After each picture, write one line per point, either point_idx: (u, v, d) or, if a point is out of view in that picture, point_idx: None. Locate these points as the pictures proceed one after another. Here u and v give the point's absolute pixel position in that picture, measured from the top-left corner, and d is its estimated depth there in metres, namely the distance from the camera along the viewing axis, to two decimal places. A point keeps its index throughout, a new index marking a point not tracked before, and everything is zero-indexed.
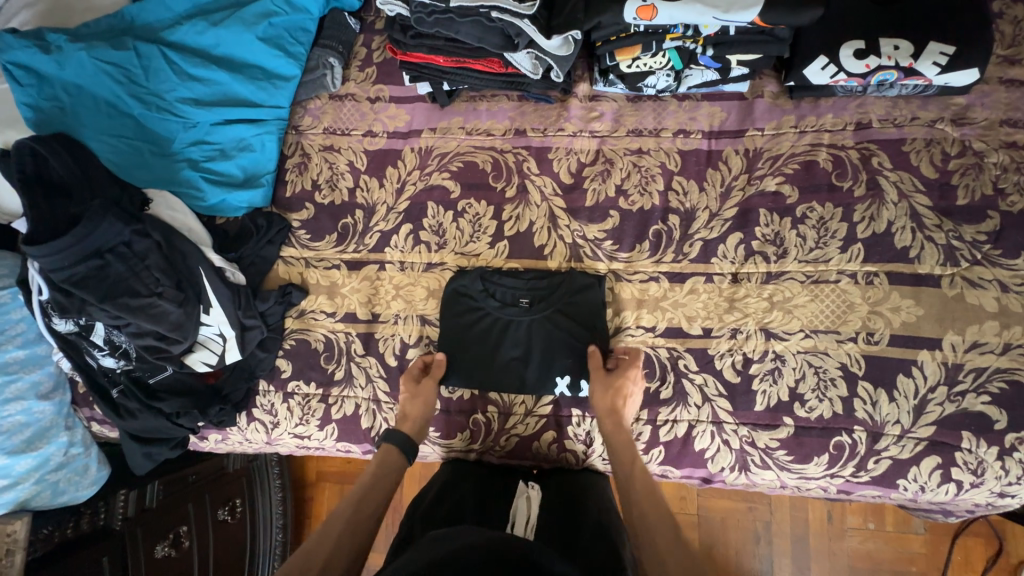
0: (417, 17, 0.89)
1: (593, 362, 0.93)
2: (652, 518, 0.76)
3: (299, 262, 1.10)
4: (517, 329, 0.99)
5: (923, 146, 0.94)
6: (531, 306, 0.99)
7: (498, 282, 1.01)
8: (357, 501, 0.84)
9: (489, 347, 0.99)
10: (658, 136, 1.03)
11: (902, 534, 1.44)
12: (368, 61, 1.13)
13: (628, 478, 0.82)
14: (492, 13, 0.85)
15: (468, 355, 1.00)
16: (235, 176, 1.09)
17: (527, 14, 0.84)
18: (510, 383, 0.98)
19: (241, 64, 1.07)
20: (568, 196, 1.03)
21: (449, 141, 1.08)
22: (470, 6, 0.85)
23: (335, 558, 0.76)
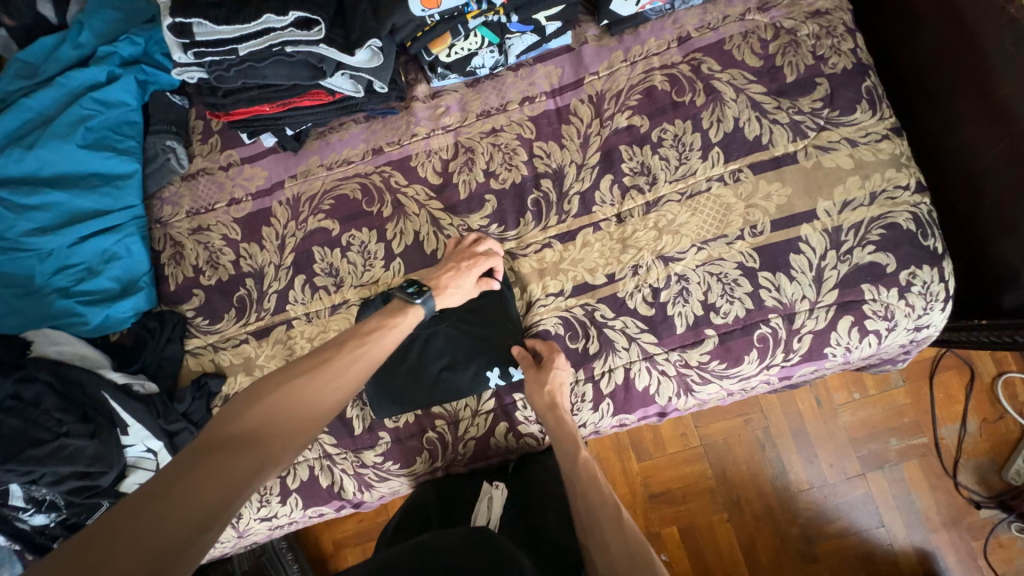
0: (218, 75, 0.87)
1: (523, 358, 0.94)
2: (596, 501, 0.80)
3: (207, 350, 1.06)
4: (435, 338, 0.99)
5: (741, 40, 0.98)
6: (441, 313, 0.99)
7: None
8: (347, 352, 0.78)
9: (414, 364, 0.98)
10: (506, 110, 1.04)
11: (884, 393, 1.50)
12: (207, 132, 1.10)
13: (571, 465, 0.86)
14: (286, 48, 0.83)
15: (396, 378, 0.98)
16: (111, 289, 1.05)
17: (319, 39, 0.82)
18: (447, 392, 0.97)
19: (74, 177, 1.02)
20: (442, 195, 1.03)
21: (313, 183, 1.07)
22: (262, 48, 0.83)
23: (318, 402, 0.72)
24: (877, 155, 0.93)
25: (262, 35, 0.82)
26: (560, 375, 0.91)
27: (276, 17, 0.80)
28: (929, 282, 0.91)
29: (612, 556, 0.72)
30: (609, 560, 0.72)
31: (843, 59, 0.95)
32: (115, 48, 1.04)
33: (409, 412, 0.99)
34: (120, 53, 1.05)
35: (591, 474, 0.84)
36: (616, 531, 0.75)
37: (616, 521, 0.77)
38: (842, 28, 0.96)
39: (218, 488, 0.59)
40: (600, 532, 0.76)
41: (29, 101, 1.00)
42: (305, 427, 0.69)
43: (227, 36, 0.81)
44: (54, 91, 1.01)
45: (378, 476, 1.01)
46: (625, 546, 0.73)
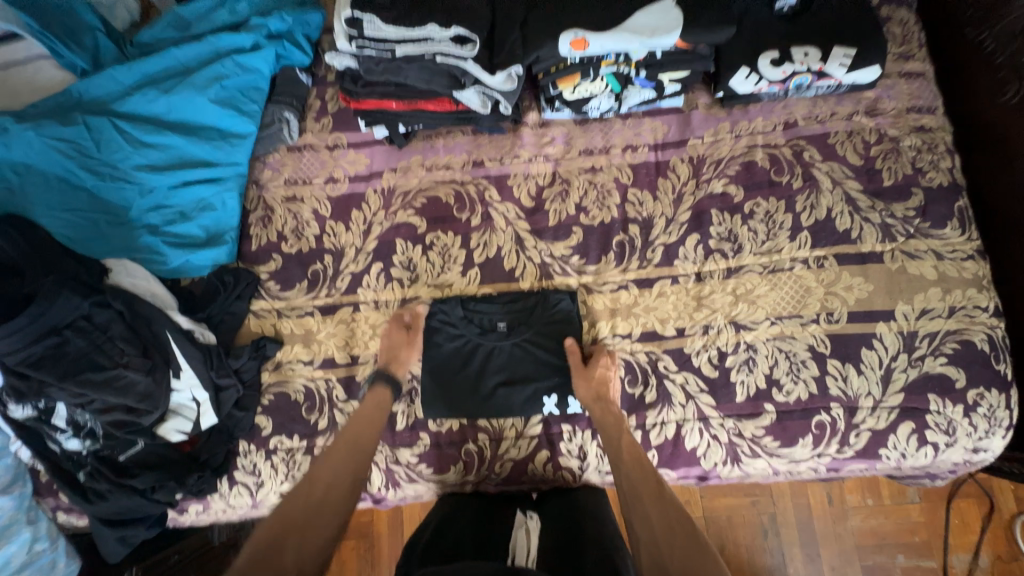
0: (366, 67, 0.93)
1: (572, 361, 0.95)
2: (637, 478, 0.81)
3: (271, 315, 1.08)
4: (497, 354, 1.00)
5: (846, 137, 1.02)
6: (509, 330, 1.01)
7: (477, 312, 1.02)
8: (346, 442, 0.89)
9: (474, 374, 0.99)
10: (608, 153, 1.08)
11: (899, 505, 1.47)
12: (323, 111, 1.16)
13: (612, 444, 0.87)
14: (437, 57, 0.89)
15: (453, 381, 1.00)
16: (198, 236, 1.09)
17: (470, 55, 0.89)
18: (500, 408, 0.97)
19: (196, 127, 1.08)
20: (531, 218, 1.07)
21: (411, 180, 1.11)
22: (416, 53, 0.89)
23: (333, 487, 0.83)
24: (961, 272, 0.96)
25: (419, 42, 0.88)
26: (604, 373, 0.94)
27: (438, 29, 0.87)
28: (995, 406, 0.92)
29: (647, 534, 0.74)
30: (646, 536, 0.73)
31: (939, 176, 0.99)
32: (266, 22, 1.11)
33: (456, 418, 0.99)
34: (268, 26, 1.11)
35: (633, 453, 0.86)
36: (659, 506, 0.76)
37: (656, 495, 0.78)
38: (942, 148, 1.01)
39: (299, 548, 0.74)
40: (643, 510, 0.76)
41: (177, 51, 1.08)
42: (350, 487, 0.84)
43: (390, 36, 0.88)
44: (201, 47, 1.08)
45: (408, 476, 1.00)
46: (667, 520, 0.74)
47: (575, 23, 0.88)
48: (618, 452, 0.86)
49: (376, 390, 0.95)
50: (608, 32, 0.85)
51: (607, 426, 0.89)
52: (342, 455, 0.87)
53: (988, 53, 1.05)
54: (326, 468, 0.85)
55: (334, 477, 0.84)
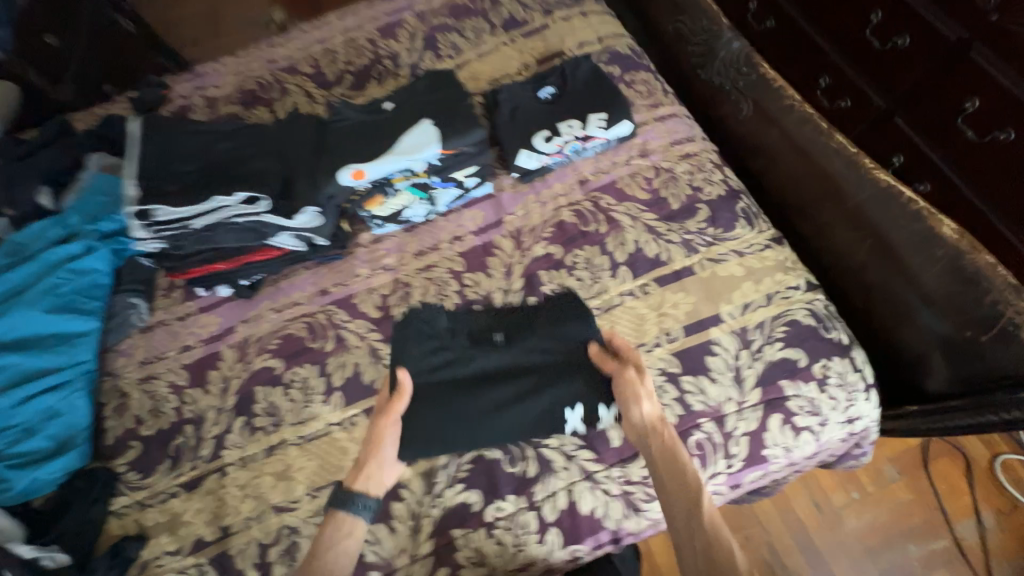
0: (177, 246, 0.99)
1: (606, 364, 0.91)
2: (681, 503, 0.78)
3: (133, 509, 1.00)
4: (490, 372, 0.96)
5: (630, 179, 1.17)
6: (506, 341, 0.98)
7: (459, 322, 1.00)
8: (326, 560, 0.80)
9: (487, 407, 0.92)
10: (438, 249, 1.17)
11: (884, 489, 1.39)
12: (171, 287, 1.21)
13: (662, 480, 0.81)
14: (236, 220, 0.96)
15: (432, 412, 0.91)
16: (45, 448, 1.03)
17: (265, 209, 0.96)
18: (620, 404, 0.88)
19: (37, 339, 1.09)
20: (381, 328, 1.10)
21: (262, 325, 1.14)
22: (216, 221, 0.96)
23: None
24: (764, 262, 1.05)
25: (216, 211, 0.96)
26: (638, 409, 0.85)
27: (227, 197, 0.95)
28: (843, 373, 0.96)
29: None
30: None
31: (715, 188, 1.14)
32: (98, 226, 1.19)
33: (438, 454, 0.92)
34: (101, 229, 1.19)
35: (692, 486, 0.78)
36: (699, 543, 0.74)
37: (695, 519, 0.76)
38: (710, 165, 1.17)
39: None
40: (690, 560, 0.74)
41: (9, 276, 1.12)
42: None
43: (186, 214, 0.96)
44: (34, 265, 1.13)
45: None
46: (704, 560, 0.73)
47: (353, 158, 0.99)
48: (671, 492, 0.79)
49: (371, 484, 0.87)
50: (377, 157, 0.97)
51: (660, 445, 0.83)
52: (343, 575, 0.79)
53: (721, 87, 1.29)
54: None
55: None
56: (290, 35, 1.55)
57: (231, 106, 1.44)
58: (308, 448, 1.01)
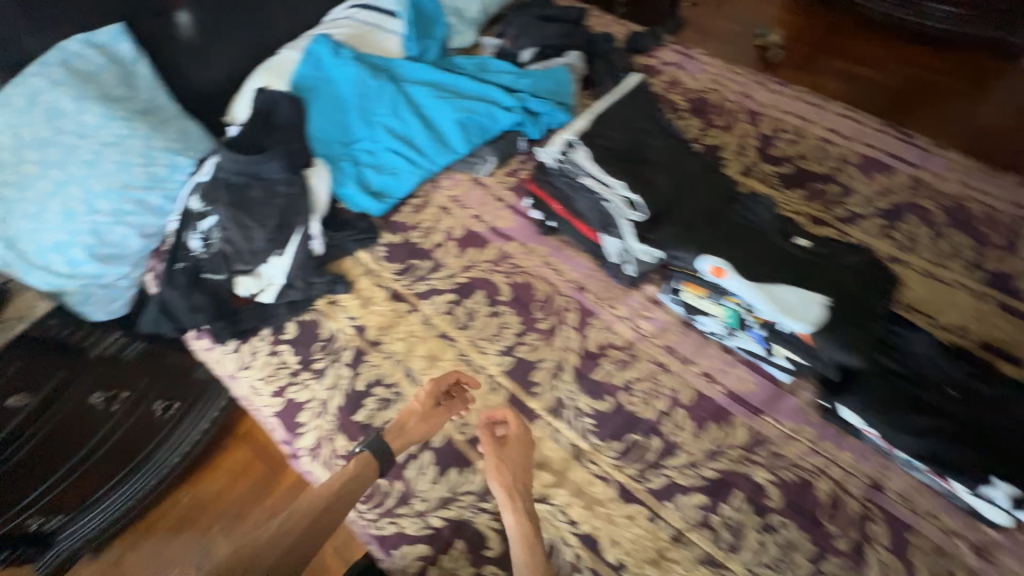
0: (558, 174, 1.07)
1: (492, 437, 0.96)
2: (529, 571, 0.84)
3: (362, 268, 1.28)
4: (934, 407, 0.88)
5: (929, 548, 0.87)
6: (966, 397, 0.89)
7: (932, 355, 0.95)
8: (329, 499, 0.87)
9: (936, 428, 0.86)
10: (686, 365, 1.08)
11: None
12: (512, 173, 1.39)
13: (510, 511, 0.88)
14: (609, 203, 1.00)
15: (870, 403, 0.89)
16: (374, 186, 1.37)
17: (634, 219, 0.98)
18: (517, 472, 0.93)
19: (434, 128, 1.38)
20: (583, 359, 1.10)
21: (526, 259, 1.26)
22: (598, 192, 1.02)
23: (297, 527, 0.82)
24: None
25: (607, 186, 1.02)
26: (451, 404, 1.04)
27: (625, 185, 0.97)
28: None
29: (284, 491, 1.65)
30: (229, 489, 1.60)
31: None
32: (530, 101, 1.38)
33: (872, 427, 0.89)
34: (529, 105, 1.38)
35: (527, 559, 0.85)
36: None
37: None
38: None
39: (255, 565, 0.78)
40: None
41: (464, 80, 1.41)
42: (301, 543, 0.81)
43: (589, 168, 1.03)
44: (479, 86, 1.39)
45: (326, 459, 1.06)
46: None
47: (722, 255, 0.93)
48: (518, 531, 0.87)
49: (367, 454, 0.94)
50: (750, 280, 0.90)
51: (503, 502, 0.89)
52: (305, 529, 0.82)
53: None
54: (282, 534, 0.81)
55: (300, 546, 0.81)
56: (784, 91, 1.47)
57: (681, 101, 1.49)
58: (461, 363, 1.13)
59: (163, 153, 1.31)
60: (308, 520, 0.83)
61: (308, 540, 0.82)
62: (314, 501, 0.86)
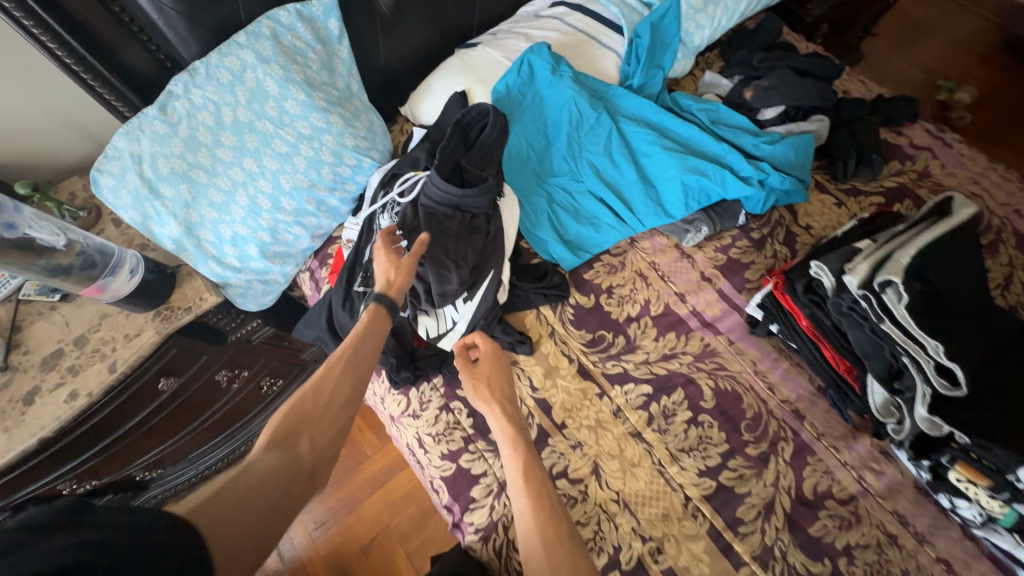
0: (837, 302, 0.91)
1: (461, 358, 0.96)
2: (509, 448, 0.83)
3: (546, 327, 1.15)
4: None
5: None
6: None
7: None
8: (354, 342, 0.84)
9: None
10: (921, 544, 0.93)
11: None
12: (725, 249, 1.21)
13: (511, 457, 0.82)
14: (903, 358, 0.85)
15: None
16: (567, 233, 1.20)
17: (933, 390, 0.83)
18: (493, 392, 0.91)
19: (649, 182, 1.20)
20: (797, 505, 0.97)
21: (734, 362, 1.10)
22: (894, 341, 0.85)
23: (332, 401, 0.77)
24: None
25: (908, 339, 0.84)
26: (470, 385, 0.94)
27: (938, 350, 0.81)
28: None
29: (365, 478, 1.67)
30: None
31: None
32: (770, 173, 1.16)
33: None
34: (767, 178, 1.17)
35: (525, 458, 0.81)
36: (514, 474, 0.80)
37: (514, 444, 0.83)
38: None
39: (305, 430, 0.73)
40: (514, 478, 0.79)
41: (695, 131, 1.21)
42: (345, 388, 0.79)
43: (894, 314, 0.84)
44: (712, 143, 1.20)
45: (499, 550, 0.97)
46: (528, 480, 0.78)
47: None
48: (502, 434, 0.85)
49: (377, 306, 0.91)
50: None
51: (486, 394, 0.91)
52: (337, 377, 0.79)
53: None
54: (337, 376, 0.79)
55: (342, 410, 0.77)
56: None
57: None
58: (656, 473, 1.00)
59: (352, 153, 1.18)
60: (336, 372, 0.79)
61: (351, 398, 0.79)
62: (342, 355, 0.82)
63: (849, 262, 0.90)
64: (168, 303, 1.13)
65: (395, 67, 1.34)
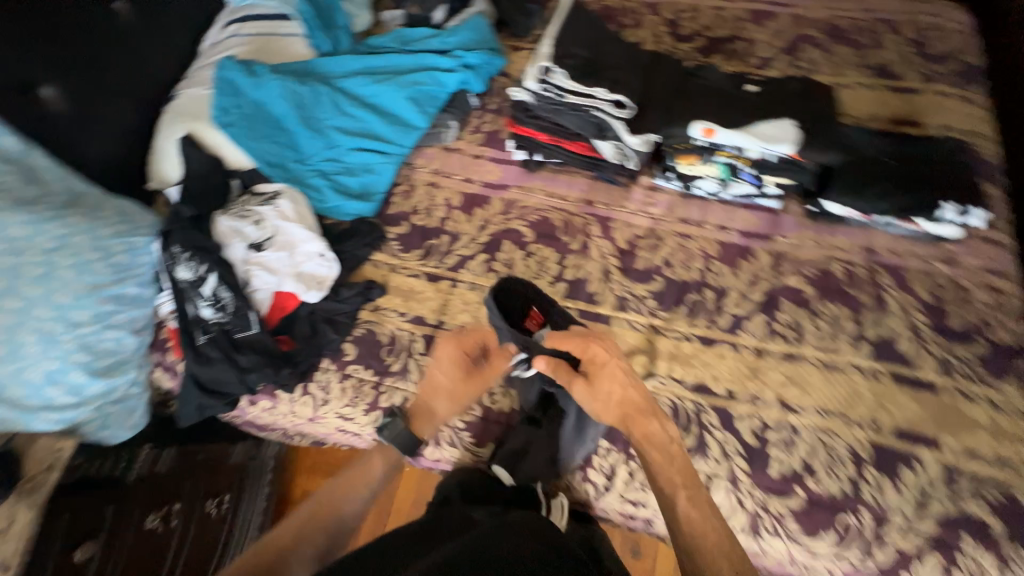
0: (539, 102, 1.24)
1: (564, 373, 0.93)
2: (659, 452, 0.87)
3: (385, 267, 1.28)
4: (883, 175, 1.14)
5: (920, 275, 1.13)
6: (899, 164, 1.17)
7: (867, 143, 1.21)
8: (345, 490, 0.94)
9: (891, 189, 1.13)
10: (702, 226, 1.24)
11: None
12: (478, 129, 1.42)
13: (634, 431, 0.89)
14: (594, 111, 1.20)
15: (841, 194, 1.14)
16: (353, 189, 1.34)
17: (621, 117, 1.20)
18: (634, 393, 0.90)
19: (386, 113, 1.38)
20: (622, 258, 1.23)
21: (531, 198, 1.32)
22: (582, 104, 1.21)
23: (322, 523, 0.90)
24: (1016, 428, 0.98)
25: (587, 98, 1.21)
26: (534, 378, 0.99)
27: (604, 93, 1.20)
28: None
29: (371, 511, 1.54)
30: None
31: (1006, 335, 1.07)
32: (465, 56, 1.42)
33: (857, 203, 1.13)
34: (465, 60, 1.42)
35: (669, 445, 0.88)
36: (663, 462, 0.86)
37: (668, 450, 0.87)
38: (1013, 311, 1.09)
39: (305, 540, 0.88)
40: (663, 470, 0.86)
41: (393, 57, 1.41)
42: (336, 512, 0.92)
43: (568, 88, 1.22)
44: (411, 59, 1.41)
45: (451, 440, 1.10)
46: (700, 502, 0.82)
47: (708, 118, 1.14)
48: (640, 435, 0.88)
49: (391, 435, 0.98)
50: (734, 128, 1.12)
51: (627, 401, 0.90)
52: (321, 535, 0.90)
53: None
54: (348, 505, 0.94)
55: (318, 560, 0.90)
56: None
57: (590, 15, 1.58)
58: None
59: (116, 239, 1.17)
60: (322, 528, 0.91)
61: (338, 521, 0.91)
62: (310, 515, 0.90)
63: (524, 76, 1.25)
64: (24, 478, 1.05)
65: (114, 154, 1.33)
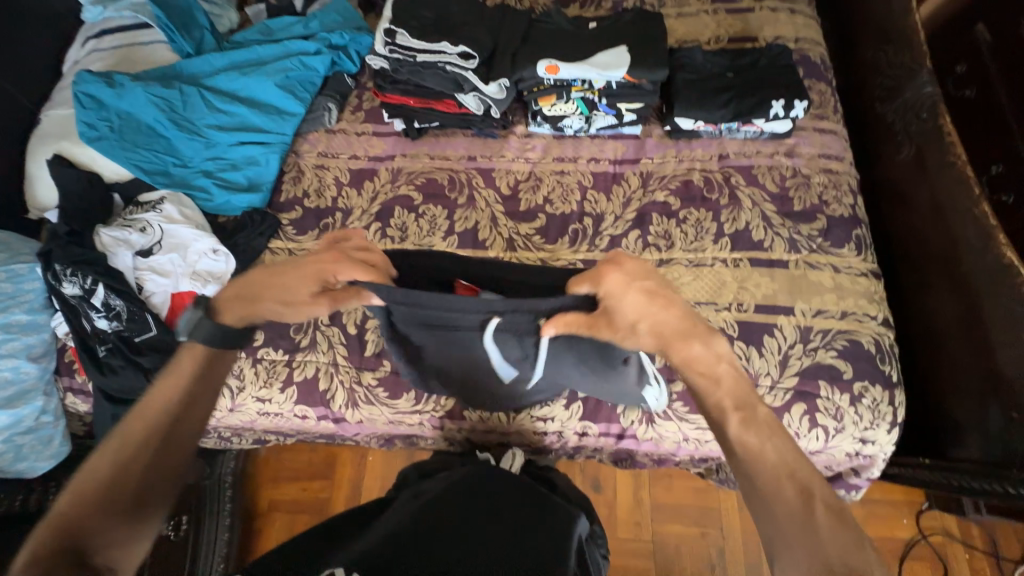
0: (395, 67, 1.31)
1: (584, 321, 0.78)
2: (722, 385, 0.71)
3: (283, 252, 1.30)
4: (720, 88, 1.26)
5: (767, 170, 1.26)
6: (735, 75, 1.30)
7: (707, 62, 1.32)
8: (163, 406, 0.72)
9: (728, 97, 1.25)
10: (576, 161, 1.33)
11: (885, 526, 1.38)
12: (358, 107, 1.46)
13: (686, 362, 0.73)
14: (447, 67, 1.28)
15: (687, 109, 1.24)
16: (240, 183, 1.35)
17: (471, 68, 1.27)
18: (671, 316, 0.74)
19: (262, 103, 1.40)
20: (507, 203, 1.30)
21: (416, 164, 1.38)
22: (433, 61, 1.28)
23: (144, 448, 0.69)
24: (854, 285, 1.13)
25: (437, 55, 1.28)
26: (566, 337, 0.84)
27: (450, 47, 1.27)
28: (879, 400, 1.04)
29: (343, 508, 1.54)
30: None
31: (841, 208, 1.20)
32: (329, 37, 1.46)
33: (702, 114, 1.25)
34: (331, 40, 1.46)
35: (725, 372, 0.72)
36: (719, 393, 0.71)
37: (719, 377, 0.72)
38: (845, 187, 1.23)
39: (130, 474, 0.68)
40: (721, 402, 0.70)
41: (258, 48, 1.43)
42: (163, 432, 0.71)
43: (416, 48, 1.28)
44: (276, 48, 1.43)
45: (367, 398, 1.15)
46: (769, 431, 0.67)
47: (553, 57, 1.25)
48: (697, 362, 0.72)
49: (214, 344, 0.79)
50: (574, 62, 1.23)
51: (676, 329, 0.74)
52: (136, 439, 0.70)
53: (892, 126, 1.32)
54: (166, 398, 0.73)
55: (151, 477, 0.69)
56: None
57: None
58: None
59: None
60: (133, 433, 0.70)
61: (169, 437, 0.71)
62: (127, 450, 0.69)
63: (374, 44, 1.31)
64: None
65: None
